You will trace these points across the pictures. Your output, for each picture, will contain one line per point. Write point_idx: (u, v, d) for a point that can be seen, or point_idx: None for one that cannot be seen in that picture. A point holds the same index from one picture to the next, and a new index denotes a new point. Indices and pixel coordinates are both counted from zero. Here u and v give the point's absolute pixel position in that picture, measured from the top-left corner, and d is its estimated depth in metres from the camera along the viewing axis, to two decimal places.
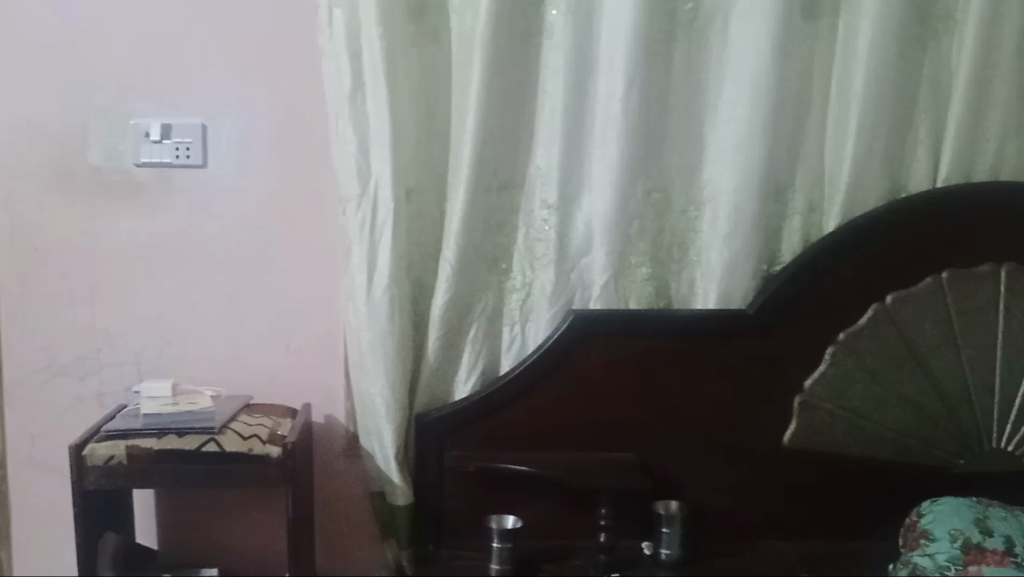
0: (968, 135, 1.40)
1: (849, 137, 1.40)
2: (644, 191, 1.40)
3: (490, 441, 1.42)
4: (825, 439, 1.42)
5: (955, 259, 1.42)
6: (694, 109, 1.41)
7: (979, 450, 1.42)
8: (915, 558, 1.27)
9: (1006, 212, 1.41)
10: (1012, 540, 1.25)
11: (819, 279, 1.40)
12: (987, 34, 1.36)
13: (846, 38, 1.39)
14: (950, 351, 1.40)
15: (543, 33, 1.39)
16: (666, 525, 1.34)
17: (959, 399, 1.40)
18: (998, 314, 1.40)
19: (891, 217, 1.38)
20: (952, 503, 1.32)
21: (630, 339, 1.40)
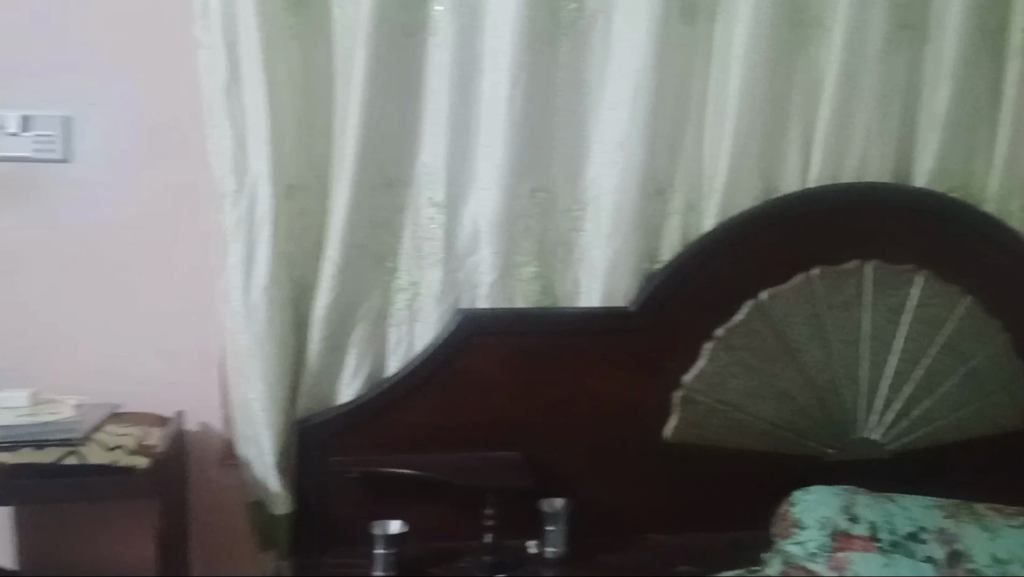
0: (836, 138, 1.46)
1: (725, 138, 1.43)
2: (529, 189, 1.40)
3: (374, 444, 1.39)
4: (705, 433, 1.45)
5: (825, 257, 1.49)
6: (578, 108, 1.41)
7: (847, 439, 1.49)
8: (787, 547, 1.31)
9: (871, 211, 1.48)
10: (876, 527, 1.31)
11: (696, 277, 1.44)
12: (856, 38, 1.42)
13: (723, 42, 1.43)
14: (820, 344, 1.45)
15: (427, 28, 1.36)
16: (552, 523, 1.35)
17: (830, 391, 1.46)
18: (863, 308, 1.46)
19: (764, 217, 1.43)
20: (821, 492, 1.38)
21: (515, 338, 1.40)
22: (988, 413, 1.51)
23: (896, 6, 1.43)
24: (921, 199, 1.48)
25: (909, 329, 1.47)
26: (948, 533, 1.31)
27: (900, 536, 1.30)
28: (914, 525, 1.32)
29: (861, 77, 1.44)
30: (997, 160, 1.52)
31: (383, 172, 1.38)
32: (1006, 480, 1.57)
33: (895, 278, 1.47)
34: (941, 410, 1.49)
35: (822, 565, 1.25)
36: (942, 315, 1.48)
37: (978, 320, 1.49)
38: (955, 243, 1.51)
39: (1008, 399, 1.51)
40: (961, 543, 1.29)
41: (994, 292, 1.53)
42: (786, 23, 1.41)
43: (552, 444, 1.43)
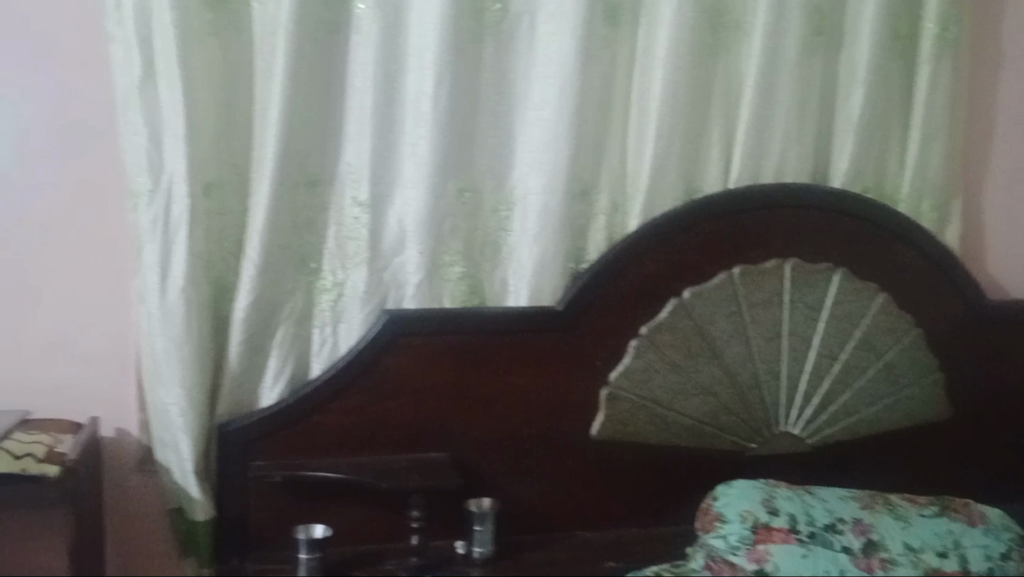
0: (755, 139, 1.49)
1: (648, 139, 1.45)
2: (455, 189, 1.39)
3: (298, 447, 1.37)
4: (630, 430, 1.47)
5: (747, 255, 1.51)
6: (503, 108, 1.42)
7: (768, 434, 1.52)
8: (710, 541, 1.34)
9: (790, 211, 1.51)
10: (795, 519, 1.34)
11: (620, 275, 1.45)
12: (772, 43, 1.46)
13: (645, 43, 1.45)
14: (741, 341, 1.48)
15: (350, 26, 1.35)
16: (479, 523, 1.35)
17: (750, 386, 1.49)
18: (782, 305, 1.50)
19: (686, 216, 1.46)
20: (743, 485, 1.40)
21: (441, 338, 1.40)
22: (902, 407, 1.55)
23: (812, 11, 1.47)
24: (838, 200, 1.52)
25: (827, 326, 1.51)
26: (863, 524, 1.35)
27: (818, 528, 1.34)
28: (831, 516, 1.35)
29: (777, 81, 1.48)
30: (910, 162, 1.57)
31: (305, 171, 1.36)
32: (922, 473, 1.62)
33: (811, 275, 1.51)
34: (858, 404, 1.53)
35: (743, 558, 1.30)
36: (858, 312, 1.53)
37: (891, 317, 1.54)
38: (871, 242, 1.55)
39: (920, 393, 1.56)
40: (877, 533, 1.34)
41: (909, 290, 1.57)
42: (706, 28, 1.45)
43: (479, 444, 1.43)
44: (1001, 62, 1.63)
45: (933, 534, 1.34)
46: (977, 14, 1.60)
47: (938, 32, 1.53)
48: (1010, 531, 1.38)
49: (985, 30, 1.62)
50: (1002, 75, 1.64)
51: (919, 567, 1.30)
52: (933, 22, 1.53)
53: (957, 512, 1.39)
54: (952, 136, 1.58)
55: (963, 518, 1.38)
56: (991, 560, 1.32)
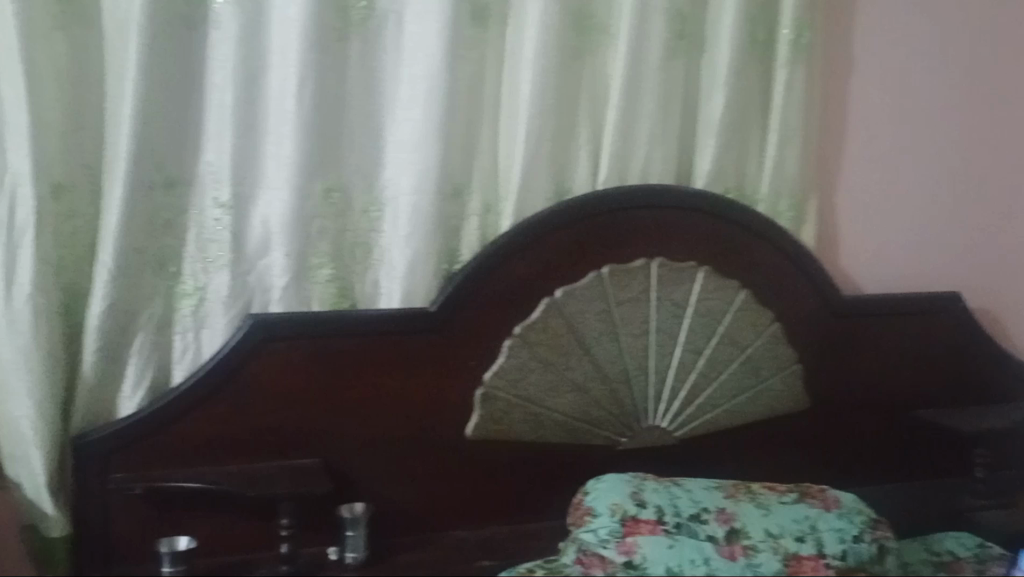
0: (621, 141, 1.54)
1: (517, 141, 1.48)
2: (322, 189, 1.38)
3: (162, 457, 1.33)
4: (504, 429, 1.48)
5: (616, 254, 1.54)
6: (371, 109, 1.41)
7: (638, 428, 1.56)
8: (581, 535, 1.38)
9: (657, 212, 1.55)
10: (662, 510, 1.39)
11: (491, 275, 1.46)
12: (636, 46, 1.52)
13: (513, 45, 1.48)
14: (611, 339, 1.52)
15: (209, 22, 1.32)
16: (351, 528, 1.34)
17: (620, 382, 1.53)
18: (650, 303, 1.54)
19: (556, 217, 1.48)
20: (613, 479, 1.44)
21: (311, 341, 1.38)
22: (764, 398, 1.62)
23: (673, 16, 1.53)
24: (701, 200, 1.57)
25: (692, 322, 1.56)
26: (727, 513, 1.41)
27: (684, 518, 1.38)
28: (697, 506, 1.40)
29: (642, 82, 1.53)
30: (768, 164, 1.63)
31: (163, 171, 1.32)
32: (784, 462, 1.69)
33: (677, 274, 1.56)
34: (722, 396, 1.59)
35: (613, 551, 1.34)
36: (721, 308, 1.58)
37: (752, 312, 1.60)
38: (734, 241, 1.61)
39: (781, 384, 1.63)
40: (739, 522, 1.39)
41: (769, 286, 1.64)
42: (572, 29, 1.49)
43: (352, 448, 1.42)
44: (852, 68, 1.72)
45: (792, 520, 1.41)
46: (829, 23, 1.69)
47: (793, 38, 1.60)
48: (863, 515, 1.44)
49: (836, 38, 1.70)
50: (854, 80, 1.73)
51: (779, 552, 1.36)
52: (788, 28, 1.60)
53: (814, 497, 1.46)
54: (807, 138, 1.66)
55: (819, 503, 1.45)
56: (845, 543, 1.38)
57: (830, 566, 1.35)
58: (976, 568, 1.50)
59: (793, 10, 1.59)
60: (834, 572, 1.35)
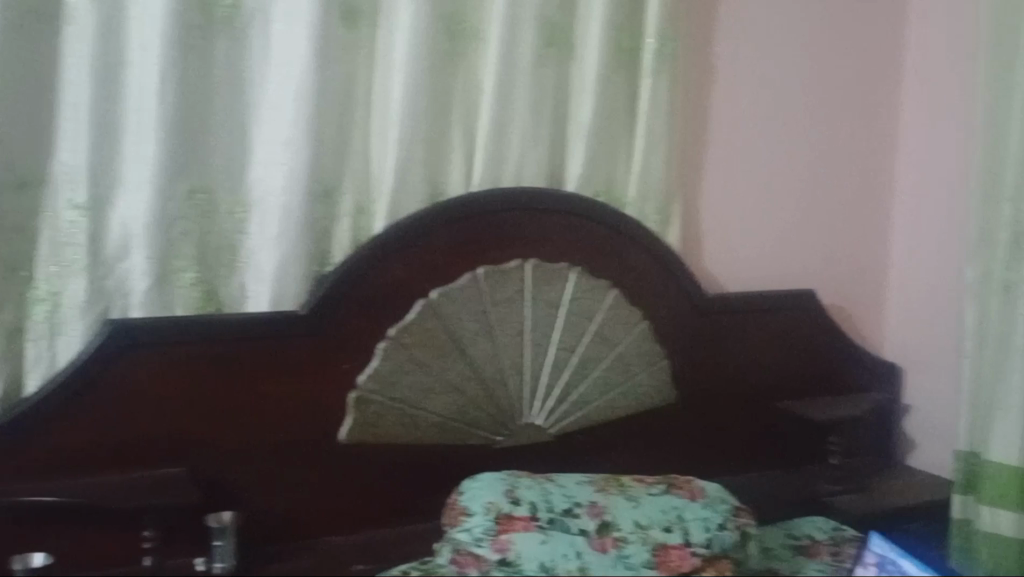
0: (494, 144, 1.56)
1: (388, 144, 1.49)
2: (185, 190, 1.36)
3: (15, 470, 1.27)
4: (379, 432, 1.48)
5: (490, 255, 1.56)
6: (238, 108, 1.40)
7: (514, 426, 1.58)
8: (456, 535, 1.39)
9: (529, 213, 1.58)
10: (535, 507, 1.41)
11: (365, 277, 1.46)
12: (507, 52, 1.55)
13: (384, 46, 1.49)
14: (486, 339, 1.53)
15: (64, 18, 1.28)
16: (219, 538, 1.32)
17: (496, 382, 1.55)
18: (525, 303, 1.56)
19: (430, 218, 1.49)
20: (488, 478, 1.46)
21: (177, 347, 1.34)
22: (636, 394, 1.67)
23: (543, 23, 1.57)
24: (572, 202, 1.61)
25: (566, 321, 1.59)
26: (598, 506, 1.45)
27: (557, 513, 1.42)
28: (569, 501, 1.44)
29: (514, 87, 1.57)
30: (636, 167, 1.69)
31: (14, 171, 1.26)
32: (657, 457, 1.73)
33: (550, 274, 1.59)
34: (595, 393, 1.63)
35: (487, 549, 1.36)
36: (593, 307, 1.62)
37: (623, 310, 1.65)
38: (604, 242, 1.65)
39: (651, 380, 1.68)
40: (610, 515, 1.44)
41: (638, 286, 1.69)
42: (443, 33, 1.51)
43: (221, 455, 1.39)
44: (713, 77, 1.80)
45: (659, 510, 1.46)
46: (692, 34, 1.76)
47: (656, 48, 1.67)
48: (726, 503, 1.50)
49: (698, 47, 1.78)
50: (715, 88, 1.81)
51: (648, 542, 1.41)
52: (652, 37, 1.66)
53: (680, 487, 1.52)
54: (672, 142, 1.72)
55: (686, 493, 1.50)
56: (710, 531, 1.44)
57: (696, 555, 1.41)
58: (831, 549, 1.60)
59: (657, 20, 1.66)
60: (700, 560, 1.40)
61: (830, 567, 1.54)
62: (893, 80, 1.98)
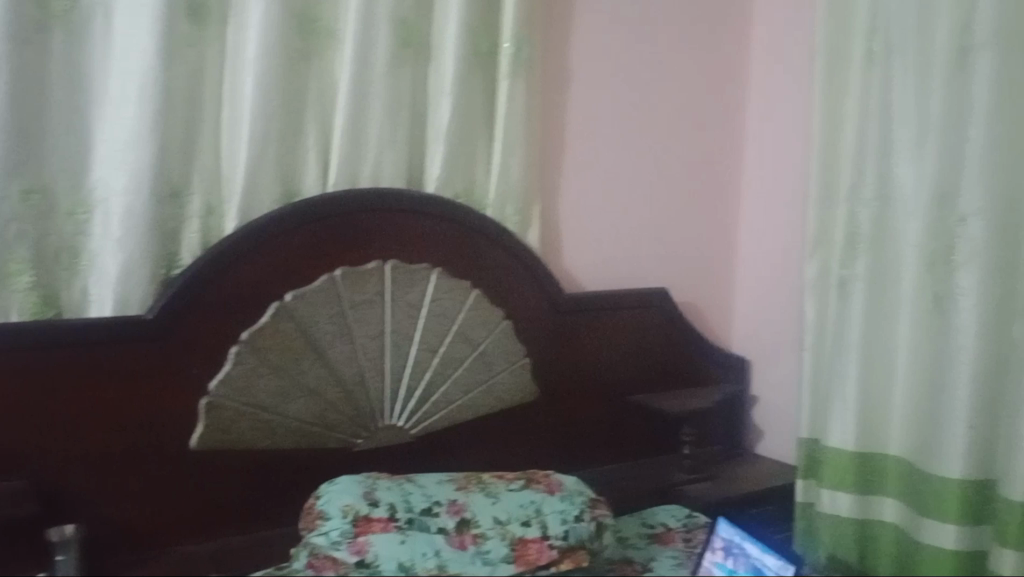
0: (350, 144, 1.55)
1: (240, 143, 1.46)
2: (19, 190, 1.31)
3: None
4: (233, 437, 1.44)
5: (347, 257, 1.55)
6: (76, 105, 1.35)
7: (374, 428, 1.58)
8: (313, 539, 1.37)
9: (387, 214, 1.58)
10: (394, 507, 1.43)
11: (215, 279, 1.43)
12: (362, 53, 1.55)
13: (233, 43, 1.46)
14: (344, 341, 1.53)
15: None
16: (60, 553, 1.26)
17: (355, 384, 1.54)
18: (384, 305, 1.56)
19: (284, 219, 1.47)
20: (345, 481, 1.46)
21: (14, 353, 1.28)
22: (497, 392, 1.69)
23: (398, 26, 1.58)
24: (431, 203, 1.62)
25: (426, 321, 1.60)
26: (457, 504, 1.47)
27: (416, 513, 1.43)
28: (428, 501, 1.46)
29: (370, 88, 1.56)
30: (494, 169, 1.71)
31: None
32: (519, 454, 1.76)
33: (410, 274, 1.58)
34: (457, 392, 1.64)
35: (345, 552, 1.35)
36: (454, 307, 1.63)
37: (484, 309, 1.66)
38: (464, 243, 1.67)
39: (513, 378, 1.70)
40: (469, 512, 1.46)
41: (498, 285, 1.71)
42: (295, 34, 1.50)
43: (63, 465, 1.33)
44: (569, 82, 1.85)
45: (517, 505, 1.49)
46: (546, 39, 1.80)
47: (512, 51, 1.69)
48: (582, 495, 1.55)
49: (554, 52, 1.82)
50: (571, 93, 1.85)
51: (506, 537, 1.44)
52: (508, 42, 1.69)
53: (539, 482, 1.56)
54: (529, 145, 1.75)
55: (544, 487, 1.55)
56: (567, 524, 1.48)
57: (553, 547, 1.44)
58: (684, 536, 1.67)
59: (512, 25, 1.68)
60: (557, 553, 1.43)
61: (682, 553, 1.61)
62: (738, 87, 2.08)
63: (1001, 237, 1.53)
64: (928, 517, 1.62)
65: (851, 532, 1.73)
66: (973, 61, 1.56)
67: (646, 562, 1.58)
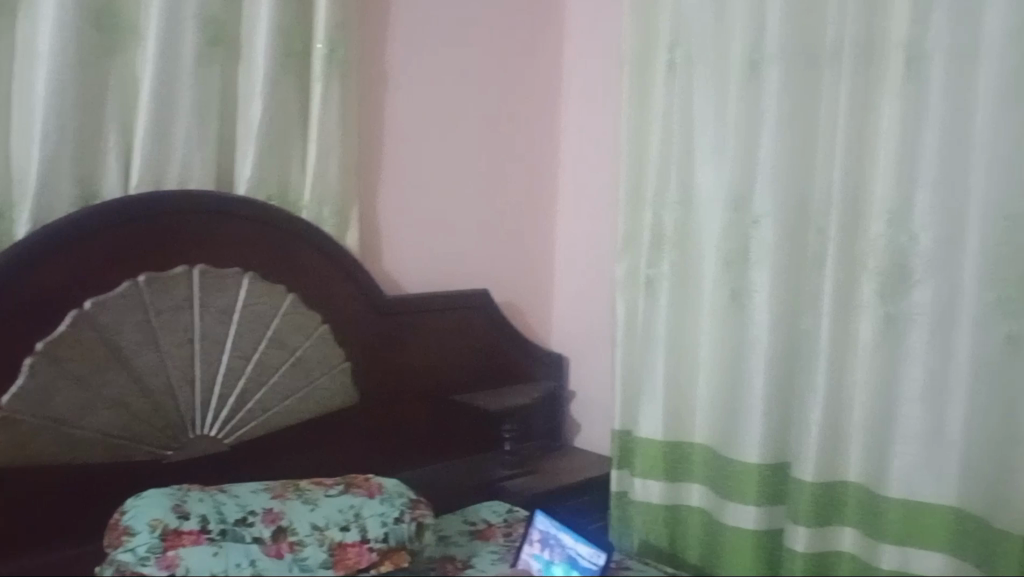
0: (154, 145, 1.49)
1: (33, 143, 1.39)
2: None
3: None
4: (30, 453, 1.37)
5: (154, 262, 1.49)
6: None
7: (185, 439, 1.53)
8: (119, 556, 1.31)
9: (197, 218, 1.53)
10: (206, 519, 1.39)
11: (6, 285, 1.35)
12: (166, 50, 1.49)
13: (25, 37, 1.40)
14: (151, 349, 1.47)
15: None
16: None
17: (163, 395, 1.49)
18: (193, 311, 1.51)
19: (83, 223, 1.41)
20: (153, 494, 1.40)
21: None
22: (316, 398, 1.66)
23: (205, 23, 1.53)
24: (243, 207, 1.58)
25: (239, 327, 1.56)
26: (274, 512, 1.46)
27: (229, 524, 1.40)
28: (243, 510, 1.43)
29: (176, 86, 1.51)
30: (309, 171, 1.69)
31: None
32: (341, 459, 1.75)
33: (221, 279, 1.54)
34: (273, 399, 1.61)
35: (153, 567, 1.30)
36: (268, 312, 1.60)
37: (300, 314, 1.64)
38: (280, 247, 1.64)
39: (333, 383, 1.68)
40: (286, 520, 1.45)
41: (316, 290, 1.69)
42: (93, 27, 1.44)
43: None
44: (386, 85, 1.85)
45: (336, 510, 1.49)
46: (363, 42, 1.80)
47: (326, 52, 1.67)
48: (403, 497, 1.56)
49: (369, 55, 1.82)
50: (389, 96, 1.86)
51: (325, 543, 1.43)
52: (322, 43, 1.67)
53: (359, 487, 1.56)
54: (346, 147, 1.73)
55: (364, 491, 1.55)
56: (387, 526, 1.49)
57: (373, 550, 1.45)
58: (504, 530, 1.72)
59: (325, 27, 1.66)
60: (377, 555, 1.44)
61: (502, 547, 1.65)
62: (553, 94, 2.16)
63: (788, 237, 1.64)
64: (728, 500, 1.73)
65: (661, 517, 1.83)
66: (763, 74, 1.67)
67: (467, 557, 1.61)
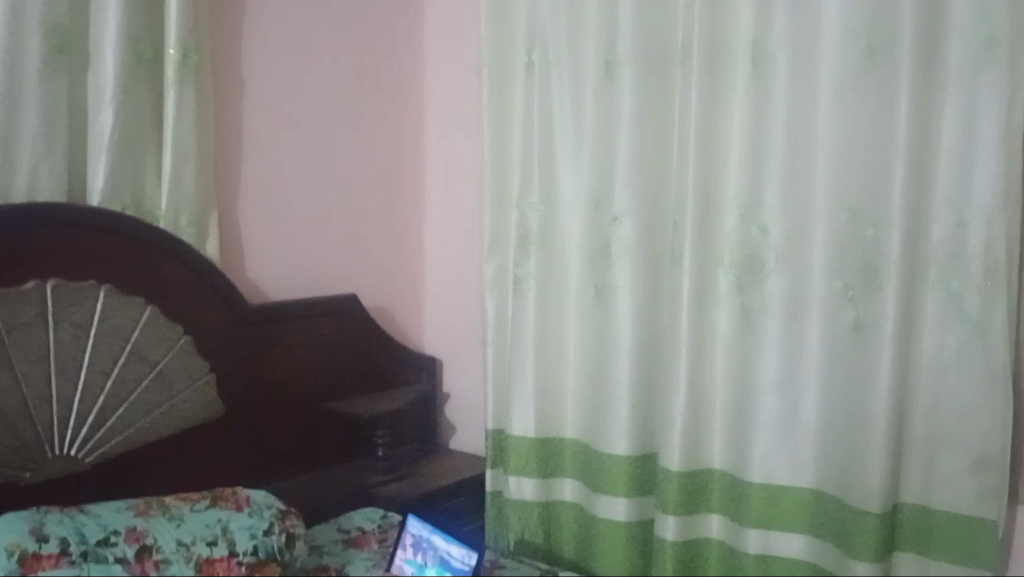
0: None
1: None
2: None
3: None
4: None
5: (3, 279, 1.44)
6: None
7: (44, 459, 1.49)
8: None
9: (50, 232, 1.49)
10: (66, 541, 1.35)
11: None
12: (10, 57, 1.46)
13: None
14: (3, 369, 1.43)
15: None
16: None
17: (18, 415, 1.45)
18: (47, 328, 1.48)
19: None
20: (9, 518, 1.36)
21: None
22: (180, 412, 1.64)
23: (50, 29, 1.50)
24: (99, 219, 1.54)
25: (96, 343, 1.53)
26: (137, 531, 1.42)
27: (91, 545, 1.36)
28: (104, 531, 1.40)
29: (19, 95, 1.48)
30: (164, 180, 1.65)
31: None
32: (208, 473, 1.71)
33: (74, 294, 1.51)
34: (134, 415, 1.58)
35: None
36: (127, 325, 1.57)
37: (160, 326, 1.61)
38: (140, 259, 1.60)
39: (197, 396, 1.66)
40: (150, 538, 1.41)
41: (178, 301, 1.66)
42: None
43: None
44: (243, 90, 1.84)
45: (203, 525, 1.47)
46: (216, 46, 1.78)
47: (179, 58, 1.63)
48: (272, 508, 1.55)
49: (225, 60, 1.80)
50: (247, 101, 1.84)
51: (191, 559, 1.41)
52: (174, 49, 1.63)
53: (226, 500, 1.55)
54: (202, 153, 1.70)
55: (231, 505, 1.54)
56: (256, 539, 1.48)
57: (241, 564, 1.43)
58: (378, 536, 1.73)
59: (177, 31, 1.63)
60: (246, 569, 1.43)
61: (376, 553, 1.66)
62: (417, 99, 2.18)
63: (646, 235, 1.70)
64: (600, 493, 1.78)
65: (536, 513, 1.88)
66: (618, 76, 1.73)
67: (341, 566, 1.61)
